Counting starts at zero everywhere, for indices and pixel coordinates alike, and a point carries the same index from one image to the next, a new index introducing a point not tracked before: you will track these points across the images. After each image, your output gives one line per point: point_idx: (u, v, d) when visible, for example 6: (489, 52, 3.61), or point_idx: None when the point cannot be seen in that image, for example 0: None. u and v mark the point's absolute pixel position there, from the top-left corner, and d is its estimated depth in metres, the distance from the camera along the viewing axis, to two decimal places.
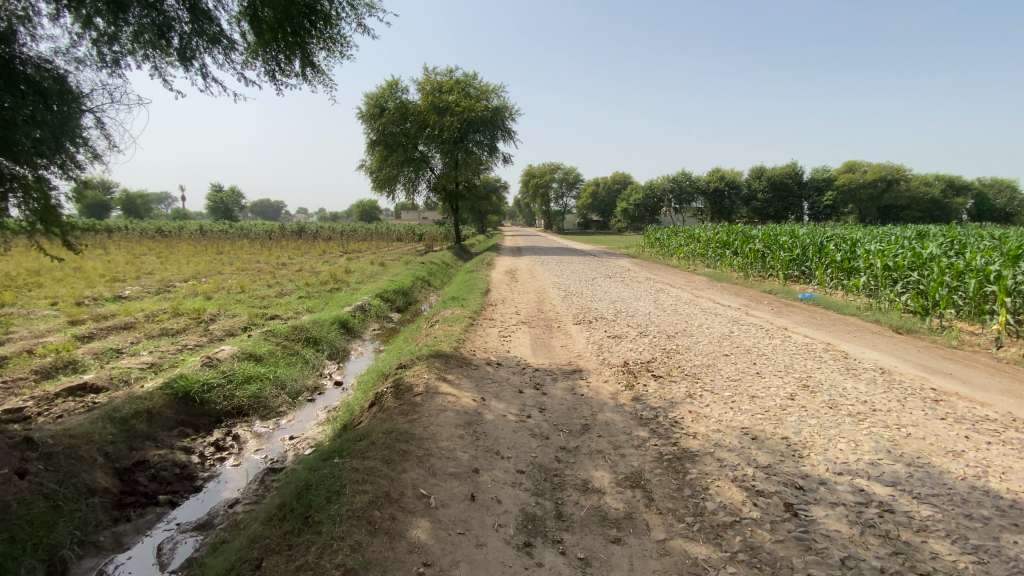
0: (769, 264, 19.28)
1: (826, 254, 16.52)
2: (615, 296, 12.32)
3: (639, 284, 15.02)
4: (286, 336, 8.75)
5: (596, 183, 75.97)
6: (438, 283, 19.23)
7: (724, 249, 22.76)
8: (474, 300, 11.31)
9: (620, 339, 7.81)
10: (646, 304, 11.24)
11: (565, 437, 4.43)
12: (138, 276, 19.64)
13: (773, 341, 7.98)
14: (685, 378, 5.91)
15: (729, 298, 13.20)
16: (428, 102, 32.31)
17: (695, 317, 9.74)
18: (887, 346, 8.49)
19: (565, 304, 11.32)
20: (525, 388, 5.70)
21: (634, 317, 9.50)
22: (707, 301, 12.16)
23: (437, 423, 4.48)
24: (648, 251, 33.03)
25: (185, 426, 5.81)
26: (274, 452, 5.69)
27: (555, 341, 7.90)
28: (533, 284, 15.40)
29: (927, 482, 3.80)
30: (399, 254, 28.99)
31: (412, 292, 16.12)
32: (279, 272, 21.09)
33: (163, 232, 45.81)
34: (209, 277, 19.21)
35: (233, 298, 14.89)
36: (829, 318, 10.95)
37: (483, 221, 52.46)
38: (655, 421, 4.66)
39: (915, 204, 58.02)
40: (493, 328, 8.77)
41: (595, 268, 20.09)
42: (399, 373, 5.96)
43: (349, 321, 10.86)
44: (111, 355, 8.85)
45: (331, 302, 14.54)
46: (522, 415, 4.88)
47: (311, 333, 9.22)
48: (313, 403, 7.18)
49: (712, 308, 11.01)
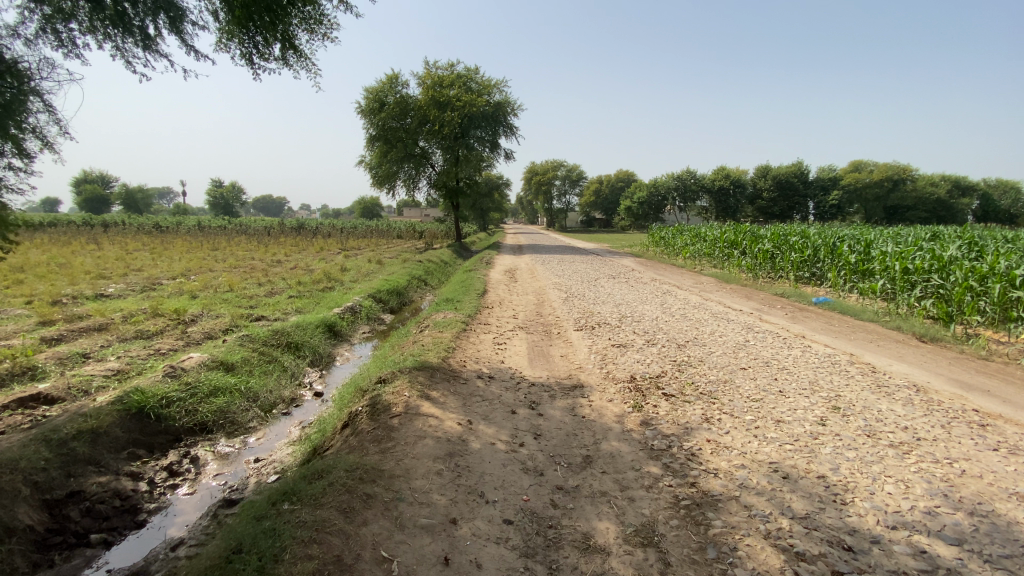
0: (779, 266, 18.55)
1: (840, 255, 15.79)
2: (619, 298, 11.64)
3: (645, 286, 14.35)
4: (264, 341, 8.11)
5: (599, 181, 75.20)
6: (435, 283, 18.54)
7: (731, 248, 22.05)
8: (469, 303, 10.65)
9: (625, 349, 7.14)
10: (652, 307, 10.55)
11: (563, 473, 3.76)
12: (125, 273, 19.06)
13: (793, 353, 7.28)
14: (699, 398, 5.24)
15: (740, 301, 12.47)
16: (428, 97, 31.61)
17: (705, 324, 9.05)
18: (915, 358, 7.78)
19: (567, 307, 10.65)
20: (518, 407, 5.03)
21: (640, 323, 8.81)
22: (718, 305, 11.45)
23: (413, 455, 3.83)
24: (652, 250, 32.31)
25: (135, 448, 5.18)
26: (234, 477, 5.05)
27: (554, 350, 7.23)
28: (532, 284, 14.70)
29: (997, 539, 3.06)
30: (397, 251, 28.36)
31: (407, 292, 15.46)
32: (272, 270, 20.46)
33: (160, 228, 45.21)
34: (199, 274, 18.62)
35: (220, 297, 14.26)
36: (847, 325, 10.25)
37: (484, 219, 51.77)
38: (668, 454, 4.00)
39: (921, 204, 56.86)
40: (488, 334, 8.10)
41: (598, 268, 19.41)
42: (377, 389, 5.31)
43: (337, 323, 10.21)
44: (75, 361, 8.22)
45: (322, 303, 13.89)
46: (513, 443, 4.22)
47: (293, 338, 8.58)
48: (288, 418, 6.54)
49: (723, 313, 10.31)
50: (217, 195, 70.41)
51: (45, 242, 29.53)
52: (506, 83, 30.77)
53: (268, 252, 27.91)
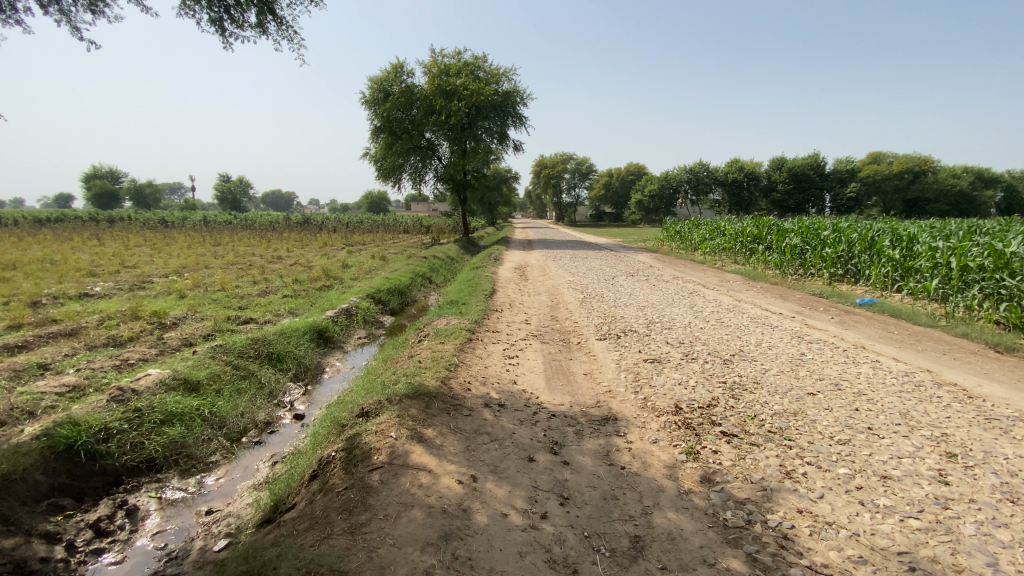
0: (809, 262, 17.19)
1: (881, 251, 14.43)
2: (643, 300, 10.47)
3: (668, 284, 13.16)
4: (239, 353, 7.03)
5: (609, 173, 72.88)
6: (440, 281, 17.39)
7: (755, 243, 20.73)
8: (477, 305, 9.56)
9: (662, 366, 5.95)
10: (682, 311, 9.33)
11: (605, 570, 2.63)
12: (117, 270, 18.16)
13: (863, 371, 6.05)
14: (769, 442, 4.06)
15: (776, 303, 11.19)
16: (434, 86, 30.38)
17: (747, 332, 7.83)
18: (1006, 376, 6.51)
19: (585, 311, 9.47)
20: (537, 452, 3.89)
21: (672, 332, 7.59)
22: (755, 308, 10.18)
23: (393, 544, 2.70)
24: (666, 245, 30.94)
25: (59, 498, 4.11)
26: (177, 538, 3.99)
27: (575, 367, 6.06)
28: (544, 283, 13.48)
29: None
30: (402, 246, 27.31)
31: (410, 291, 14.38)
32: (270, 267, 19.42)
33: (165, 223, 44.60)
34: (193, 272, 17.65)
35: (209, 297, 13.23)
36: (906, 332, 8.95)
37: (492, 213, 50.50)
38: (753, 540, 2.86)
39: (943, 197, 54.54)
40: (497, 345, 6.94)
41: (613, 265, 18.21)
42: (357, 426, 4.18)
43: (329, 328, 9.17)
44: (28, 374, 7.18)
45: (318, 303, 12.82)
46: (532, 513, 3.09)
47: (276, 348, 7.53)
48: (257, 450, 5.49)
49: (762, 318, 9.08)
50: (223, 189, 69.25)
51: (43, 240, 28.79)
52: (516, 71, 29.34)
53: (270, 248, 26.96)
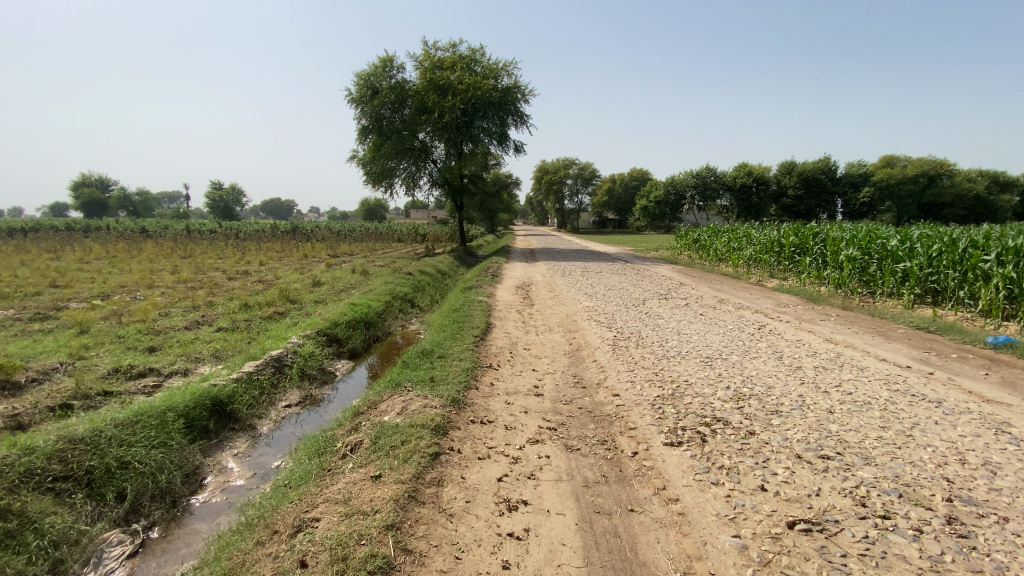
0: (875, 279, 13.94)
1: (980, 267, 11.23)
2: (706, 346, 7.23)
3: (720, 314, 9.91)
4: (19, 478, 3.82)
5: (612, 178, 69.90)
6: (425, 304, 14.23)
7: (797, 255, 17.55)
8: (461, 359, 6.37)
9: (842, 555, 2.74)
10: (772, 370, 6.11)
11: None
12: (34, 293, 14.89)
13: None
14: None
15: (884, 346, 7.95)
16: (426, 81, 27.34)
17: (914, 423, 4.59)
18: None
19: (624, 367, 6.25)
20: None
21: (793, 428, 4.37)
22: (868, 359, 6.93)
23: None
24: (683, 255, 27.58)
25: None
26: None
27: (649, 546, 2.86)
28: (555, 313, 10.22)
29: None
30: (393, 258, 24.26)
31: (383, 320, 11.21)
32: (225, 287, 16.18)
33: (144, 233, 41.60)
34: (123, 295, 14.37)
35: (116, 334, 10.00)
36: None
37: (489, 221, 47.05)
38: None
39: (958, 201, 50.80)
40: (485, 465, 3.73)
41: (636, 283, 15.02)
42: None
43: (234, 401, 5.99)
44: None
45: (255, 342, 9.62)
46: None
47: (105, 460, 4.33)
48: None
49: (900, 384, 5.81)
50: (218, 198, 66.80)
51: None
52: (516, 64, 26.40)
53: (241, 261, 23.91)
